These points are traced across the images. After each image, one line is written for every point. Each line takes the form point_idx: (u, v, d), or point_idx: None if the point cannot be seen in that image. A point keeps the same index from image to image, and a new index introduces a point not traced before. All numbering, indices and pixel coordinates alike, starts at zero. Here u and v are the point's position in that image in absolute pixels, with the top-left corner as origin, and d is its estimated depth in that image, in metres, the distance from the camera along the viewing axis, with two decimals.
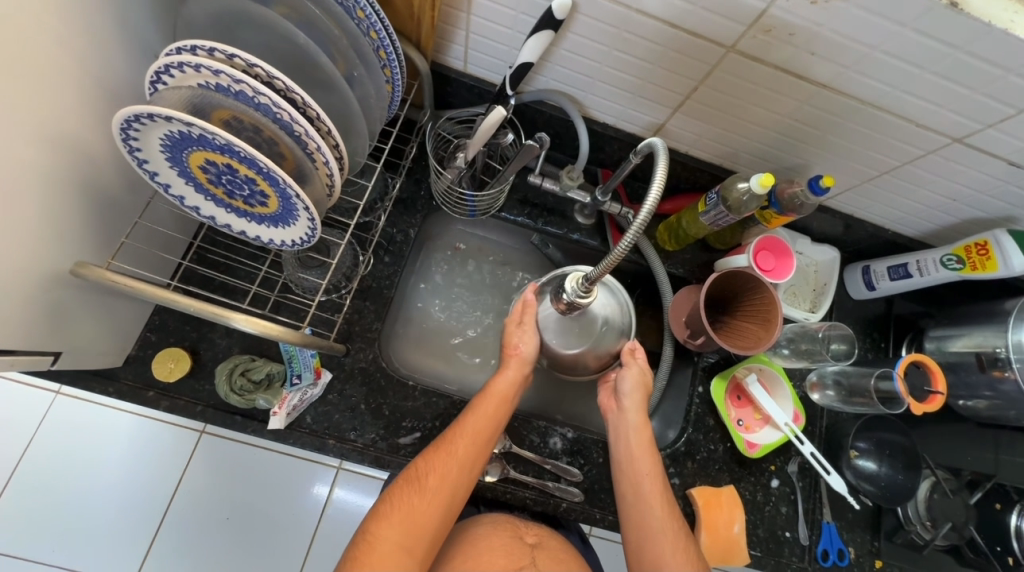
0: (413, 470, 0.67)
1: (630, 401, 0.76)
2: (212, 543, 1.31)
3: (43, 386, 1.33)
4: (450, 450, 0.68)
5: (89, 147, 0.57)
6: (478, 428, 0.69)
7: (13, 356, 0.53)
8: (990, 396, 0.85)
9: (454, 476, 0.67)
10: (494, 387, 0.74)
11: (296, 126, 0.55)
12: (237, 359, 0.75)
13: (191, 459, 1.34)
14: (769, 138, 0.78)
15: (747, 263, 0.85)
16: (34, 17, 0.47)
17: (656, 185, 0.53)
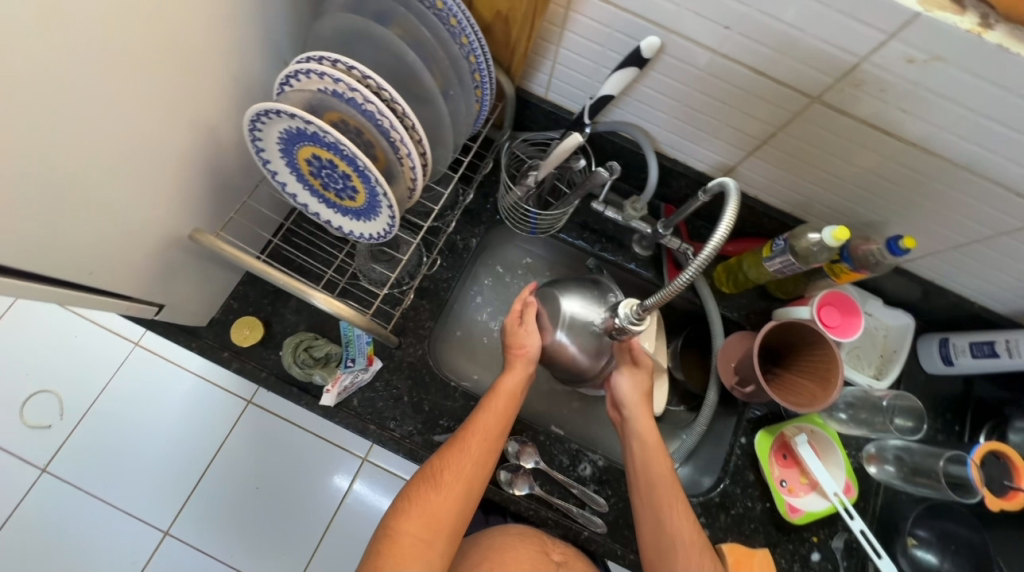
0: (429, 467, 0.69)
1: (636, 400, 0.77)
2: (240, 508, 1.39)
3: (125, 337, 1.49)
4: (462, 447, 0.69)
5: (218, 133, 0.67)
6: (488, 424, 0.71)
7: (127, 302, 0.63)
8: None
9: (469, 471, 0.68)
10: (502, 385, 0.75)
11: (393, 133, 0.61)
12: (303, 335, 0.81)
13: (236, 425, 1.44)
14: (848, 191, 0.76)
15: (809, 316, 0.82)
16: (202, 20, 0.57)
17: (723, 225, 0.54)
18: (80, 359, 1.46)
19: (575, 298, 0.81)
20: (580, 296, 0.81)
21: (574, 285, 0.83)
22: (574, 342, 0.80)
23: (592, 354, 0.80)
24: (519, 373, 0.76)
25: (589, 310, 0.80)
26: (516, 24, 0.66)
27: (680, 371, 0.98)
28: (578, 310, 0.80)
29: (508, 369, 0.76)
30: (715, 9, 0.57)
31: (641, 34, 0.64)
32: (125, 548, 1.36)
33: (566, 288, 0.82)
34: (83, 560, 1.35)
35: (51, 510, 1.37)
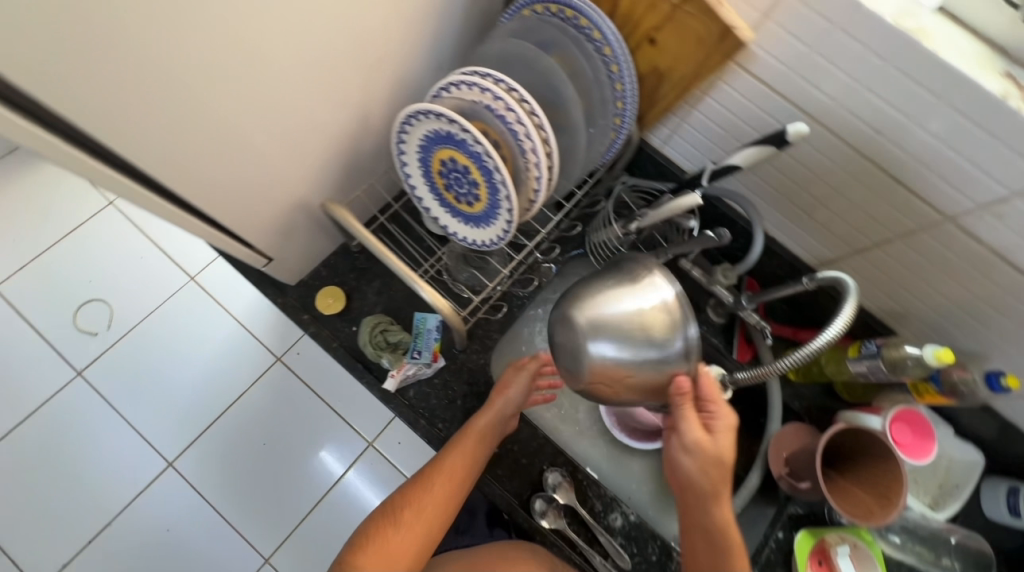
0: (392, 503, 0.71)
1: (711, 473, 0.63)
2: (245, 459, 1.43)
3: (182, 270, 1.56)
4: (425, 485, 0.71)
5: (368, 117, 0.72)
6: (453, 465, 0.72)
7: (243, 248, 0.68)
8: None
9: (429, 510, 0.69)
10: (474, 425, 0.75)
11: (531, 156, 0.64)
12: (380, 318, 0.84)
13: (263, 377, 1.49)
14: (953, 315, 0.74)
15: (880, 427, 0.79)
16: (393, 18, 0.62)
17: (841, 319, 0.55)
18: (140, 280, 1.54)
19: (611, 306, 0.59)
20: (618, 296, 0.59)
21: (597, 288, 0.61)
22: (643, 363, 0.59)
23: (661, 392, 0.62)
24: (494, 419, 0.76)
25: (638, 318, 0.58)
26: (671, 82, 0.64)
27: None
28: (623, 321, 0.59)
29: (484, 409, 0.76)
30: (875, 113, 0.58)
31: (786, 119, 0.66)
32: (133, 467, 1.40)
33: (592, 296, 0.61)
34: (92, 468, 1.39)
35: (77, 412, 1.43)
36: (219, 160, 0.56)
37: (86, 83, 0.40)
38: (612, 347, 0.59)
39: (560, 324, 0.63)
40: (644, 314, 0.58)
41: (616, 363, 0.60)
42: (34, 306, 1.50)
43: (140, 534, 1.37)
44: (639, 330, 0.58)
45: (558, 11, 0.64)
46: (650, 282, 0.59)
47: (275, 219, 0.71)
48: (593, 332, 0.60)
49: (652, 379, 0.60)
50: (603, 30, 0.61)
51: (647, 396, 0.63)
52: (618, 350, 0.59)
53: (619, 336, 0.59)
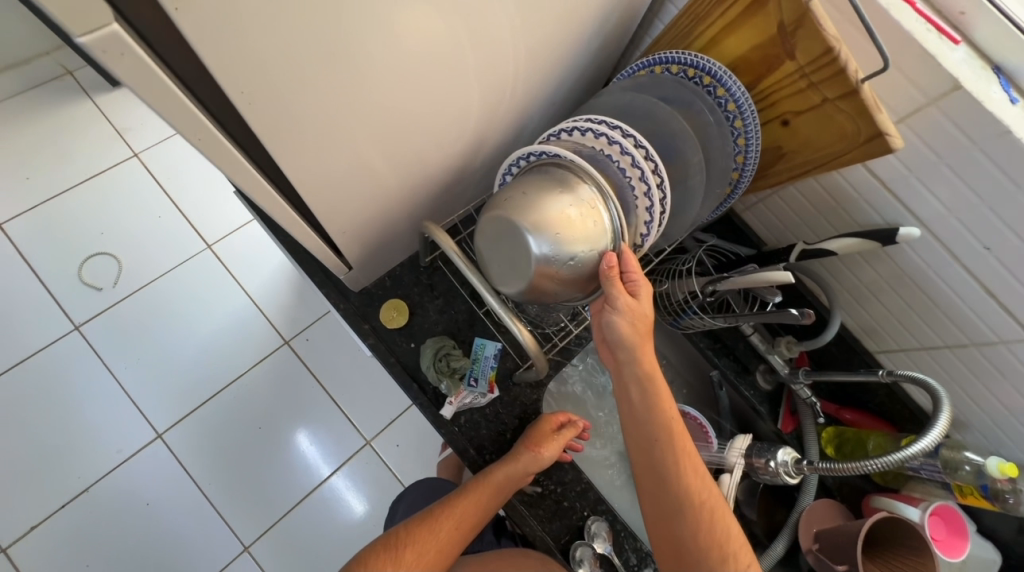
0: (391, 540, 0.69)
1: (637, 336, 0.64)
2: (240, 440, 1.38)
3: (200, 236, 1.49)
4: (432, 528, 0.70)
5: (477, 144, 0.70)
6: (462, 513, 0.71)
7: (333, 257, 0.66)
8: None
9: (431, 555, 0.68)
10: (490, 474, 0.74)
11: (642, 215, 0.63)
12: (443, 342, 0.81)
13: (268, 358, 1.44)
14: (1007, 425, 0.76)
15: (919, 519, 0.81)
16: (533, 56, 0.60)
17: (938, 428, 0.63)
18: (154, 239, 1.46)
19: (544, 202, 0.56)
20: (547, 197, 0.56)
21: (527, 191, 0.57)
22: (576, 260, 0.57)
23: (590, 275, 0.60)
24: (515, 473, 0.74)
25: (566, 218, 0.56)
26: (789, 162, 0.66)
27: (751, 510, 0.98)
28: (553, 221, 0.56)
29: (504, 461, 0.75)
30: (986, 231, 0.60)
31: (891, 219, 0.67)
32: (123, 435, 1.34)
33: (521, 198, 0.57)
34: (78, 430, 1.32)
35: (70, 368, 1.35)
36: (349, 175, 0.54)
37: (281, 99, 0.38)
38: (548, 245, 0.56)
39: (496, 226, 0.58)
40: (574, 216, 0.56)
41: (551, 262, 0.57)
42: (32, 247, 1.40)
43: (119, 506, 1.30)
44: (569, 229, 0.56)
45: (694, 75, 0.64)
46: (580, 185, 0.58)
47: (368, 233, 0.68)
48: (526, 232, 0.56)
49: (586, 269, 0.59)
50: (741, 104, 0.62)
51: (580, 288, 0.62)
52: (554, 248, 0.56)
53: (551, 235, 0.55)
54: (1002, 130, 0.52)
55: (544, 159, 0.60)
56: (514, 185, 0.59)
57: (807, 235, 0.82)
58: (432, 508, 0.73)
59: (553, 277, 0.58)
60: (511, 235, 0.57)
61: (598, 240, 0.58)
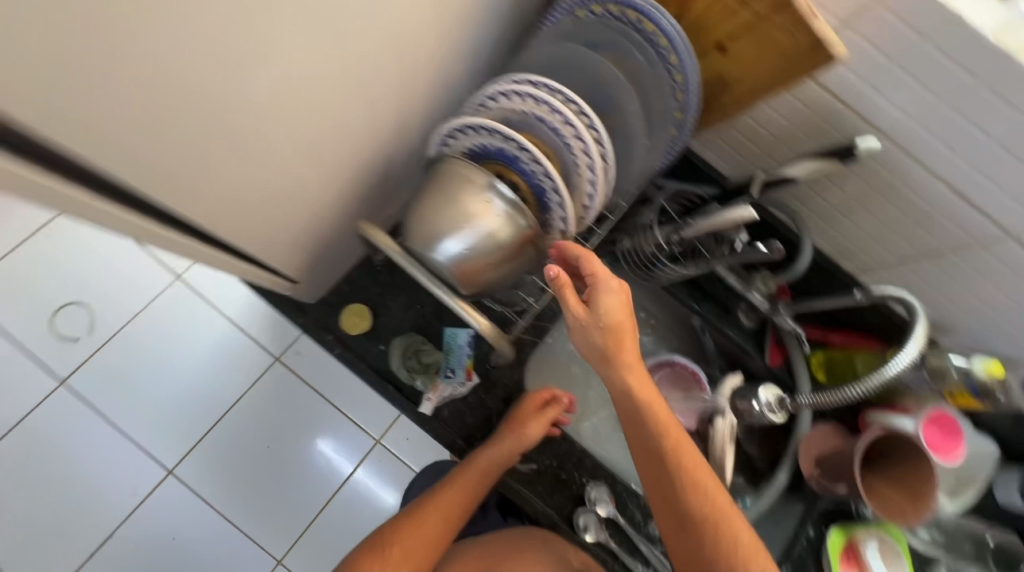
0: (377, 540, 0.66)
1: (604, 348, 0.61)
2: (250, 462, 1.38)
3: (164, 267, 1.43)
4: (419, 522, 0.68)
5: (402, 130, 0.64)
6: (449, 503, 0.70)
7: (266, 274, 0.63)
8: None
9: (420, 551, 0.66)
10: (477, 459, 0.73)
11: (586, 174, 0.59)
12: (411, 339, 0.80)
13: (259, 378, 1.42)
14: (992, 323, 0.75)
15: (913, 430, 0.81)
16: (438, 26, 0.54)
17: (913, 346, 0.63)
18: (120, 281, 1.41)
19: (444, 202, 0.56)
20: (448, 200, 0.56)
21: (432, 194, 0.57)
22: (497, 249, 0.57)
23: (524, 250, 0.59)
24: (499, 456, 0.73)
25: (470, 215, 0.55)
26: (732, 93, 0.61)
27: (752, 445, 0.98)
28: (457, 216, 0.55)
29: (491, 442, 0.74)
30: (949, 129, 0.56)
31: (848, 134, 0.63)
32: (132, 479, 1.33)
33: (426, 201, 0.57)
34: (86, 483, 1.31)
35: (65, 424, 1.33)
36: (256, 191, 0.50)
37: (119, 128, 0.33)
38: (462, 243, 0.56)
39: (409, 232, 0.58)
40: (477, 209, 0.55)
41: (471, 254, 0.56)
42: None
43: (144, 547, 1.31)
44: (473, 220, 0.55)
45: (620, 12, 0.58)
46: (478, 175, 0.55)
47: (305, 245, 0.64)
48: (436, 238, 0.56)
49: (511, 251, 0.58)
50: (674, 40, 0.56)
51: (516, 269, 0.61)
52: (470, 244, 0.56)
53: (458, 229, 0.55)
54: (952, 17, 0.47)
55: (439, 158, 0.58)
56: (421, 188, 0.59)
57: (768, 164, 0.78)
58: (417, 502, 0.71)
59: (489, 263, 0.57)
60: (421, 237, 0.57)
61: (509, 222, 0.56)
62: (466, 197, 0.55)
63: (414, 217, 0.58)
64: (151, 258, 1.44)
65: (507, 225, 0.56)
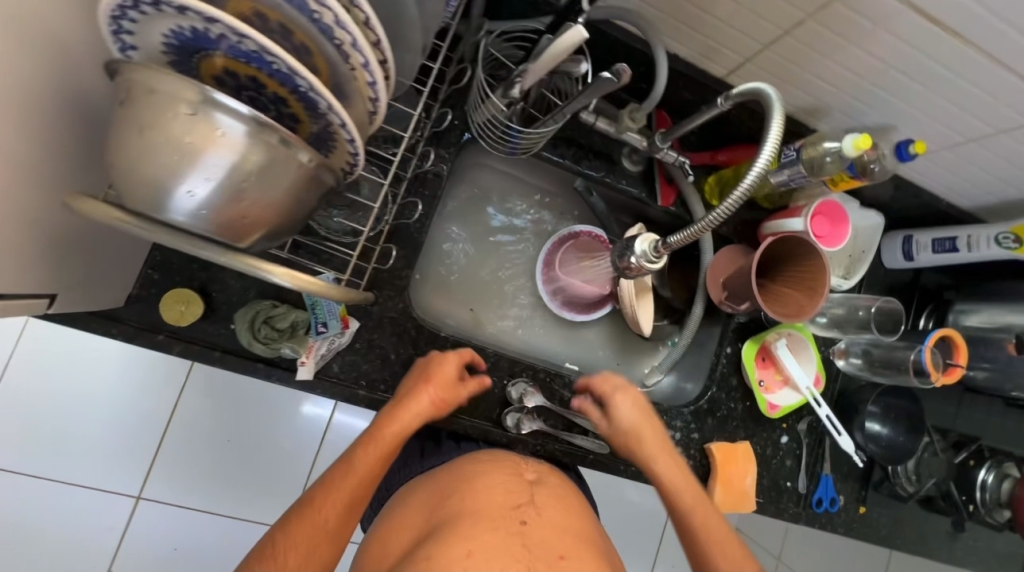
0: (268, 546, 0.57)
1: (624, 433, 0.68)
2: (212, 466, 1.19)
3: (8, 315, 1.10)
4: (316, 520, 0.59)
5: (73, 46, 0.44)
6: (351, 489, 0.61)
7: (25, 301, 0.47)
8: (987, 367, 0.91)
9: (322, 548, 0.58)
10: (381, 435, 0.63)
11: (353, 52, 0.45)
12: (258, 306, 0.67)
13: (182, 392, 1.17)
14: (863, 90, 0.69)
15: (802, 227, 0.80)
16: None
17: (770, 143, 0.53)
18: None
19: (140, 138, 0.39)
20: (152, 133, 0.39)
21: (121, 133, 0.40)
22: (261, 180, 0.43)
23: (296, 170, 0.45)
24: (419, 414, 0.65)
25: (186, 146, 0.39)
26: None
27: (666, 288, 0.98)
28: (168, 153, 0.39)
29: (394, 416, 0.65)
30: None
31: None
32: (96, 521, 1.14)
33: (118, 146, 0.40)
34: (38, 557, 1.10)
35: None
36: None
37: None
38: (203, 184, 0.41)
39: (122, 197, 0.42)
40: (191, 135, 0.39)
41: (218, 198, 0.42)
42: None
43: None
44: (193, 150, 0.40)
45: None
46: (177, 85, 0.38)
47: (48, 251, 0.48)
48: (160, 189, 0.40)
49: (279, 178, 0.44)
50: None
51: (310, 197, 0.48)
52: (216, 183, 0.41)
53: (179, 172, 0.40)
54: None
55: (110, 66, 0.39)
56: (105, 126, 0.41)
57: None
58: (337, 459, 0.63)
59: (255, 202, 0.43)
60: (138, 197, 0.41)
61: (246, 138, 0.41)
62: (165, 122, 0.39)
63: (115, 175, 0.41)
64: None
65: (245, 143, 0.41)
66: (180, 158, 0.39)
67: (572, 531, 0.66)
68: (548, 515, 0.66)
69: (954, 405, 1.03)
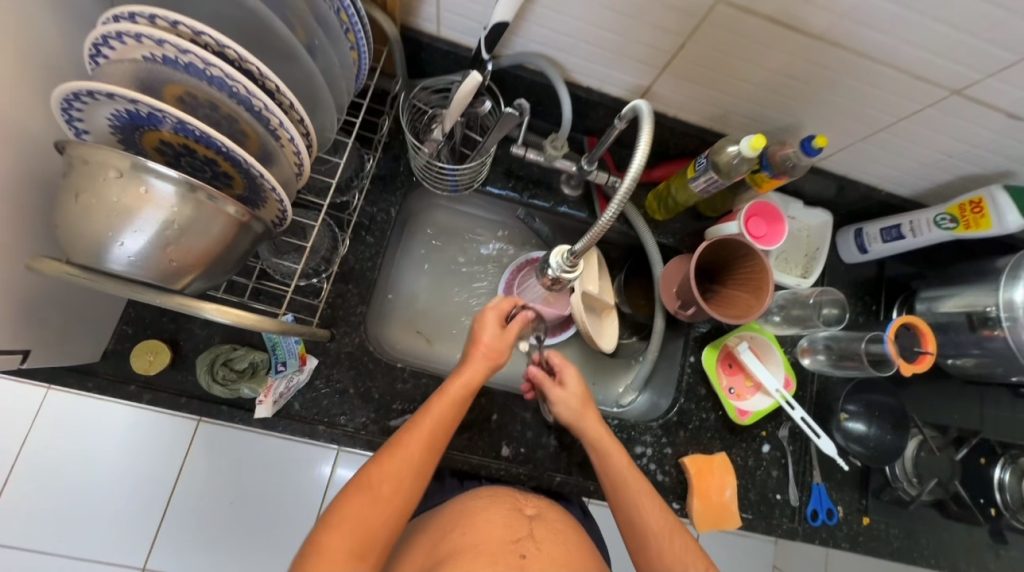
0: (363, 477, 0.59)
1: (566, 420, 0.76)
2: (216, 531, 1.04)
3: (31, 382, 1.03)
4: (405, 454, 0.61)
5: (38, 136, 0.53)
6: (434, 430, 0.64)
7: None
8: (977, 354, 0.85)
9: (410, 481, 0.61)
10: (452, 384, 0.68)
11: (270, 117, 0.52)
12: (218, 350, 0.73)
13: (187, 456, 1.04)
14: (763, 97, 0.73)
15: (738, 230, 0.83)
16: None
17: (639, 153, 0.54)
18: None
19: (84, 203, 0.46)
20: (92, 199, 0.46)
21: (69, 200, 0.47)
22: (188, 231, 0.48)
23: (224, 222, 0.51)
24: (476, 375, 0.70)
25: (120, 208, 0.46)
26: None
27: (627, 304, 0.99)
28: (105, 215, 0.46)
29: (465, 365, 0.70)
30: None
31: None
32: None
33: (66, 211, 0.47)
34: None
35: None
36: None
37: None
38: (134, 239, 0.47)
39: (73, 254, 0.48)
40: (124, 199, 0.46)
41: (150, 251, 0.48)
42: None
43: None
44: (124, 210, 0.46)
45: None
46: (114, 158, 0.46)
47: (14, 310, 0.54)
48: (101, 245, 0.47)
49: (210, 231, 0.50)
50: None
51: (242, 243, 0.54)
52: (145, 238, 0.47)
53: (114, 230, 0.46)
54: None
55: (58, 146, 0.46)
56: (57, 195, 0.48)
57: (509, 36, 0.71)
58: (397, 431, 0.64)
59: (186, 251, 0.49)
60: (83, 253, 0.47)
61: (174, 197, 0.47)
62: (104, 189, 0.46)
63: (66, 235, 0.48)
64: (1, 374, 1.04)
65: (173, 201, 0.47)
66: (115, 217, 0.46)
67: (571, 567, 0.65)
68: (548, 552, 0.66)
69: (953, 400, 0.98)
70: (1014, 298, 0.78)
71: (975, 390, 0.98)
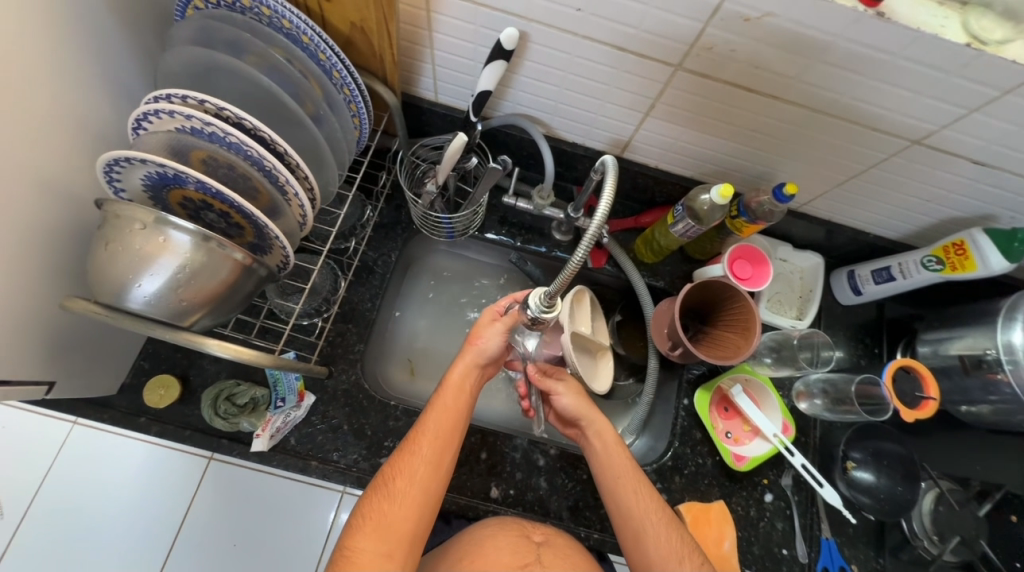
0: (381, 476, 0.66)
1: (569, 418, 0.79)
2: None
3: (59, 417, 1.09)
4: (414, 451, 0.67)
5: (82, 194, 0.62)
6: (440, 425, 0.68)
7: (22, 384, 0.59)
8: (995, 400, 0.80)
9: (421, 475, 0.65)
10: (451, 378, 0.72)
11: (278, 175, 0.59)
12: (223, 385, 0.78)
13: (196, 494, 1.06)
14: (736, 149, 0.78)
15: (722, 272, 0.85)
16: (42, 88, 0.53)
17: (603, 201, 0.52)
18: None
19: (112, 250, 0.53)
20: (119, 247, 0.53)
21: (101, 247, 0.54)
22: (198, 274, 0.55)
23: (230, 267, 0.57)
24: (470, 374, 0.73)
25: (141, 254, 0.53)
26: (374, 33, 0.64)
27: (621, 345, 1.00)
28: (128, 260, 0.53)
29: (460, 358, 0.73)
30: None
31: (522, 40, 0.66)
32: None
33: (98, 256, 0.54)
34: None
35: None
36: None
37: None
38: (150, 283, 0.53)
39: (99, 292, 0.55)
40: (146, 247, 0.53)
41: (163, 292, 0.54)
42: None
43: None
44: (144, 256, 0.53)
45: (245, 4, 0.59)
46: (141, 213, 0.53)
47: (42, 345, 0.61)
48: (123, 287, 0.53)
49: (218, 275, 0.56)
50: (293, 20, 0.58)
51: (247, 285, 0.60)
52: (160, 281, 0.53)
53: (134, 273, 0.53)
54: None
55: (98, 203, 0.54)
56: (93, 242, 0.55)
57: (498, 101, 0.79)
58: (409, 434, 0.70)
59: (196, 291, 0.55)
60: (107, 293, 0.54)
61: (188, 245, 0.54)
62: (130, 238, 0.53)
63: (95, 276, 0.55)
64: (31, 410, 1.11)
65: (187, 249, 0.54)
66: (136, 262, 0.53)
67: None
68: None
69: (974, 451, 0.92)
70: (1013, 340, 0.76)
71: (998, 441, 0.92)
